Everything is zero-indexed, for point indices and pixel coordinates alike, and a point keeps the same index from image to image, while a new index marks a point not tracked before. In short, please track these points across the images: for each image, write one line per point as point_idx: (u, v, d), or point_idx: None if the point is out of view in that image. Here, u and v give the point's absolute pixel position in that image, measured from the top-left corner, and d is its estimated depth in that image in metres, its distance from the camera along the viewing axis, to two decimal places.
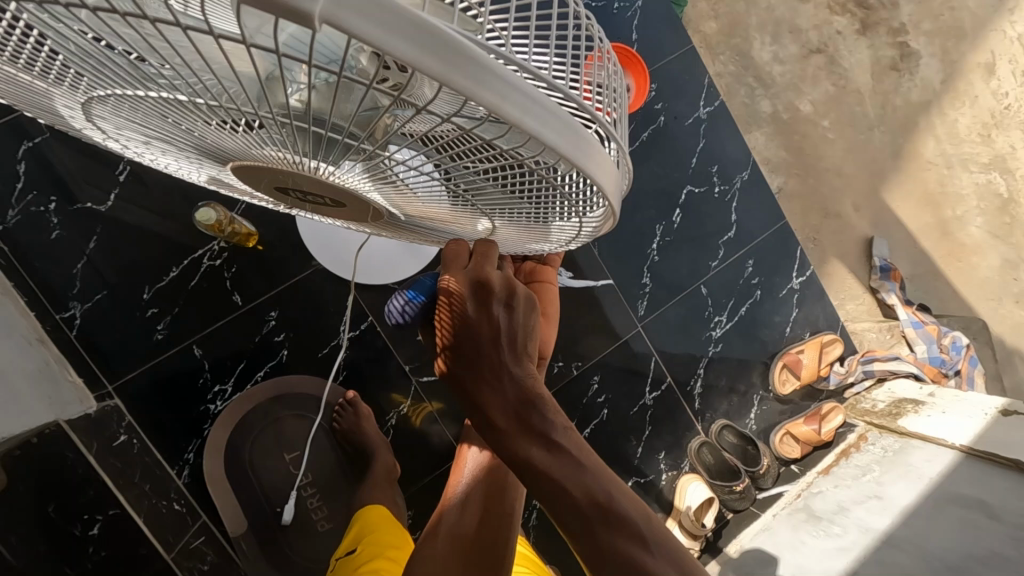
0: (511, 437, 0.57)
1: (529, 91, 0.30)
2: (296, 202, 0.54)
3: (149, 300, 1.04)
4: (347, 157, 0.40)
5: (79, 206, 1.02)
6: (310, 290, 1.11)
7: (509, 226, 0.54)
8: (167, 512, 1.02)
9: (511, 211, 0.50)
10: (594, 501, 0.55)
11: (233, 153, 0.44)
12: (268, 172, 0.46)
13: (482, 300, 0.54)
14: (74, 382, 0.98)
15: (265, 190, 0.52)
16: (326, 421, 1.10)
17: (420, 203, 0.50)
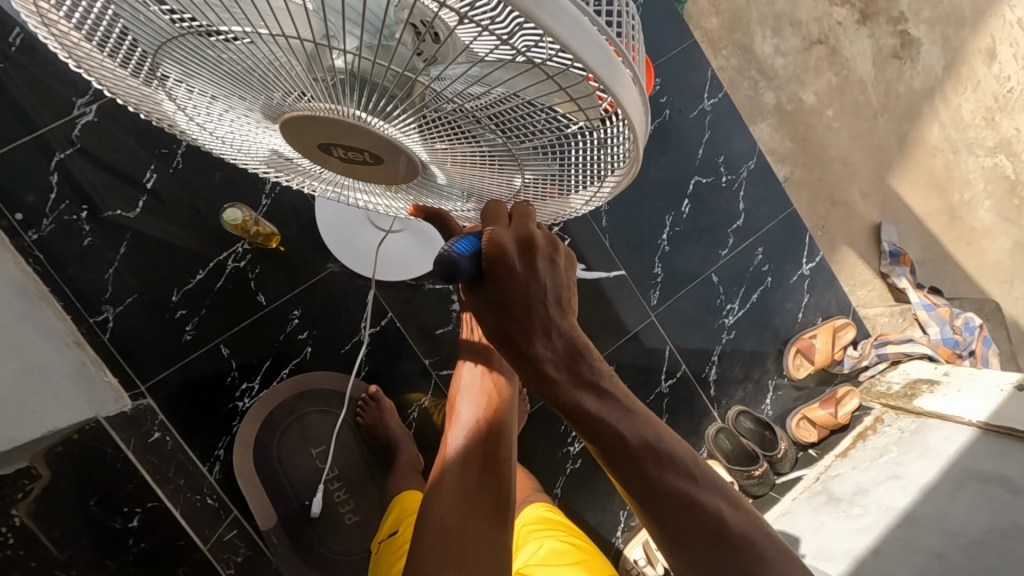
0: (565, 388, 0.62)
1: (569, 14, 0.32)
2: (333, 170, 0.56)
3: (177, 301, 1.08)
4: (393, 111, 0.42)
5: (110, 213, 1.07)
6: (332, 287, 1.14)
7: (537, 189, 0.55)
8: (202, 506, 1.04)
9: (541, 169, 0.51)
10: (644, 442, 0.61)
11: (282, 112, 0.46)
12: (313, 132, 0.47)
13: (529, 257, 0.55)
14: (110, 382, 1.01)
15: (305, 156, 0.54)
16: (350, 416, 1.14)
17: (456, 162, 0.51)
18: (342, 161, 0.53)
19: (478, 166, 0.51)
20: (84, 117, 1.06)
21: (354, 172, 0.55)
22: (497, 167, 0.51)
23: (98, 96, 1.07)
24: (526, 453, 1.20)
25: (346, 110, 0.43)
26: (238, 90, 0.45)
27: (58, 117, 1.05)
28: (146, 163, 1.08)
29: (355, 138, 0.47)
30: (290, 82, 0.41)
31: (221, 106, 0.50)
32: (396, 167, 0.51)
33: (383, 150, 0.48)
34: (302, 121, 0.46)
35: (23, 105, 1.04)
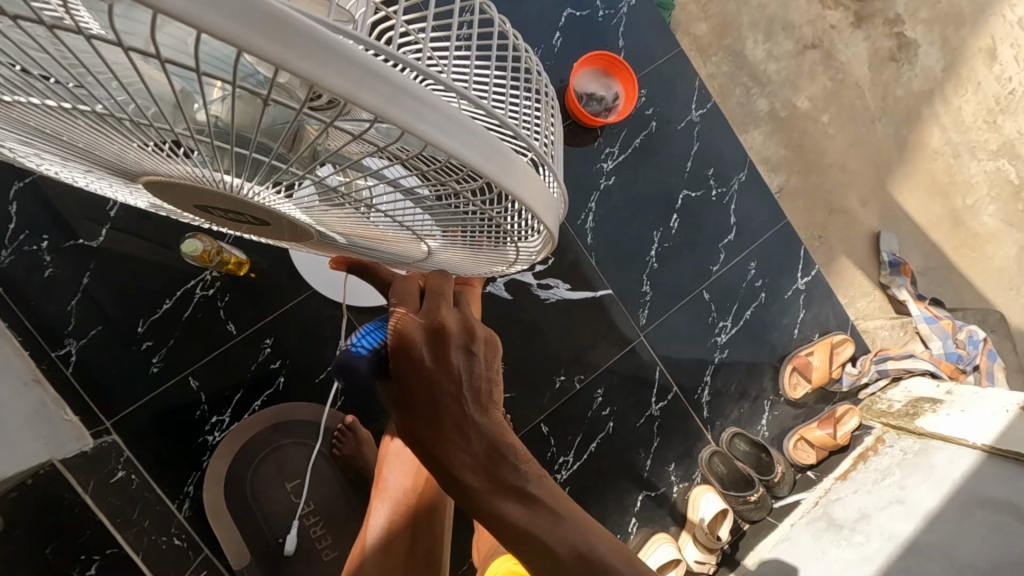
0: (484, 496, 0.56)
1: (437, 104, 0.28)
2: (228, 225, 0.50)
3: (143, 333, 1.04)
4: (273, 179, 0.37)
5: (73, 242, 1.03)
6: (305, 315, 1.10)
7: (449, 248, 0.52)
8: (167, 548, 0.98)
9: (448, 232, 0.47)
10: (578, 556, 0.55)
11: (147, 172, 0.40)
12: (189, 194, 0.42)
13: (439, 349, 0.53)
14: (71, 421, 0.96)
15: (193, 212, 0.48)
16: (326, 447, 1.09)
17: (355, 224, 0.47)
18: (231, 219, 0.47)
19: (385, 228, 0.47)
20: None
21: (252, 228, 0.50)
22: (406, 230, 0.47)
23: None
24: None
25: (215, 177, 0.37)
26: (98, 153, 0.38)
27: None
28: None
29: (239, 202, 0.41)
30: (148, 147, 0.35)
31: (87, 166, 0.43)
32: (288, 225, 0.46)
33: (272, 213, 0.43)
34: (176, 185, 0.40)
35: None
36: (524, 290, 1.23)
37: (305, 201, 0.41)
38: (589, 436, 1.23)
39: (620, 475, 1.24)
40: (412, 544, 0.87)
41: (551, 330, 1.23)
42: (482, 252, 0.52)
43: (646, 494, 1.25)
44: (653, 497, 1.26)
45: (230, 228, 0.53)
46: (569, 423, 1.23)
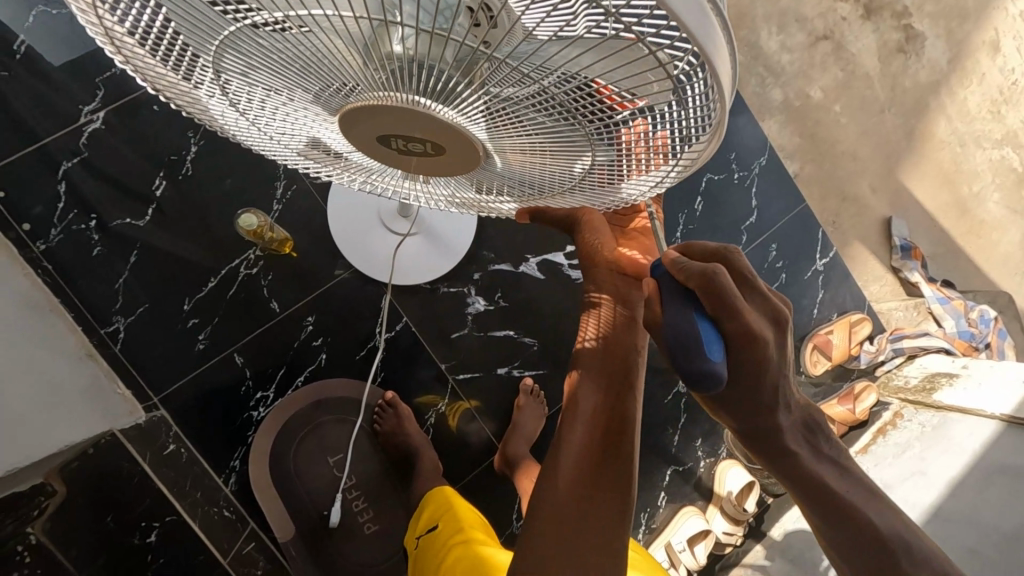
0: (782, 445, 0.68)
1: None
2: (399, 166, 0.52)
3: (189, 310, 1.06)
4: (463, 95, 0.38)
5: (119, 223, 1.05)
6: (347, 294, 1.12)
7: (609, 177, 0.50)
8: (218, 519, 1.02)
9: (618, 153, 0.45)
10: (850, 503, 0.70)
11: (347, 103, 0.43)
12: (383, 124, 0.44)
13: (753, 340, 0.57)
14: (123, 394, 0.99)
15: (367, 152, 0.51)
16: (366, 423, 1.12)
17: (521, 148, 0.46)
18: (404, 152, 0.49)
19: (534, 152, 0.46)
20: (91, 125, 1.04)
21: (413, 162, 0.52)
22: (556, 154, 0.46)
23: (106, 102, 1.05)
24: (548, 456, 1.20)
25: (403, 96, 0.40)
26: (295, 83, 0.42)
27: (64, 125, 1.03)
28: (154, 170, 1.06)
29: (420, 125, 0.43)
30: (352, 72, 0.38)
31: (276, 103, 0.47)
32: (463, 155, 0.47)
33: (448, 137, 0.44)
34: (366, 114, 0.43)
35: (28, 116, 1.02)
36: (554, 270, 1.22)
37: (476, 118, 0.41)
38: None
39: (648, 450, 1.27)
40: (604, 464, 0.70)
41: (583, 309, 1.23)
42: (624, 178, 0.50)
43: (674, 470, 1.27)
44: (680, 472, 1.28)
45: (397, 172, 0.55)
46: None
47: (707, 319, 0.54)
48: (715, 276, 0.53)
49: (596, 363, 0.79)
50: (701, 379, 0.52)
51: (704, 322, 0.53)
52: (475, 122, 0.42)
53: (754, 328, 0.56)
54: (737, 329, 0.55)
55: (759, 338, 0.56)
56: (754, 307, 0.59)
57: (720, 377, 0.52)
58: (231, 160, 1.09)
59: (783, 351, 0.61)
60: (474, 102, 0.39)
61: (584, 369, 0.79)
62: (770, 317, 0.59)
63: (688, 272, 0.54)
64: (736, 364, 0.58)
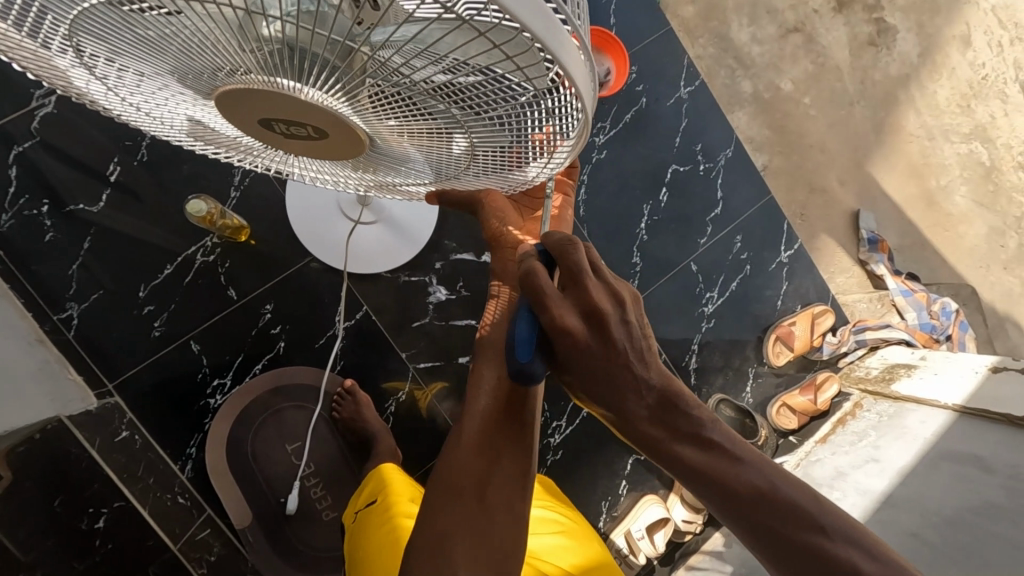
0: (663, 438, 0.64)
1: None
2: (287, 148, 0.52)
3: (144, 297, 1.05)
4: (337, 85, 0.39)
5: (75, 207, 1.04)
6: (306, 281, 1.12)
7: (490, 165, 0.52)
8: (172, 505, 1.02)
9: (493, 146, 0.47)
10: (754, 487, 0.61)
11: (219, 87, 0.43)
12: (260, 109, 0.44)
13: (596, 331, 0.59)
14: (75, 379, 0.99)
15: (257, 137, 0.51)
16: (326, 411, 1.12)
17: (401, 136, 0.47)
18: (289, 137, 0.49)
19: (423, 142, 0.48)
20: (43, 108, 1.03)
21: (302, 149, 0.51)
22: (444, 143, 0.48)
23: None
24: None
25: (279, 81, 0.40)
26: (168, 63, 0.42)
27: (16, 108, 1.02)
28: (109, 155, 1.05)
29: (302, 114, 0.43)
30: (223, 56, 0.38)
31: (153, 81, 0.46)
32: (348, 142, 0.48)
33: (334, 125, 0.45)
34: (241, 97, 0.43)
35: None
36: None
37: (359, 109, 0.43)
38: None
39: (609, 439, 1.27)
40: (503, 432, 0.68)
41: None
42: (510, 165, 0.51)
43: (635, 458, 1.28)
44: (641, 460, 1.29)
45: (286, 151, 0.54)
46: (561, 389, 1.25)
47: (529, 321, 0.58)
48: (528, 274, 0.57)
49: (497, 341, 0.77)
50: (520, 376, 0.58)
51: (520, 324, 0.58)
52: (357, 111, 0.43)
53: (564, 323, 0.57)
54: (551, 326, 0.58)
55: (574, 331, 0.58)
56: (575, 300, 0.59)
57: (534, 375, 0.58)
58: (188, 146, 1.08)
59: (613, 334, 0.60)
60: (354, 92, 0.40)
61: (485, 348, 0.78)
62: (586, 310, 0.59)
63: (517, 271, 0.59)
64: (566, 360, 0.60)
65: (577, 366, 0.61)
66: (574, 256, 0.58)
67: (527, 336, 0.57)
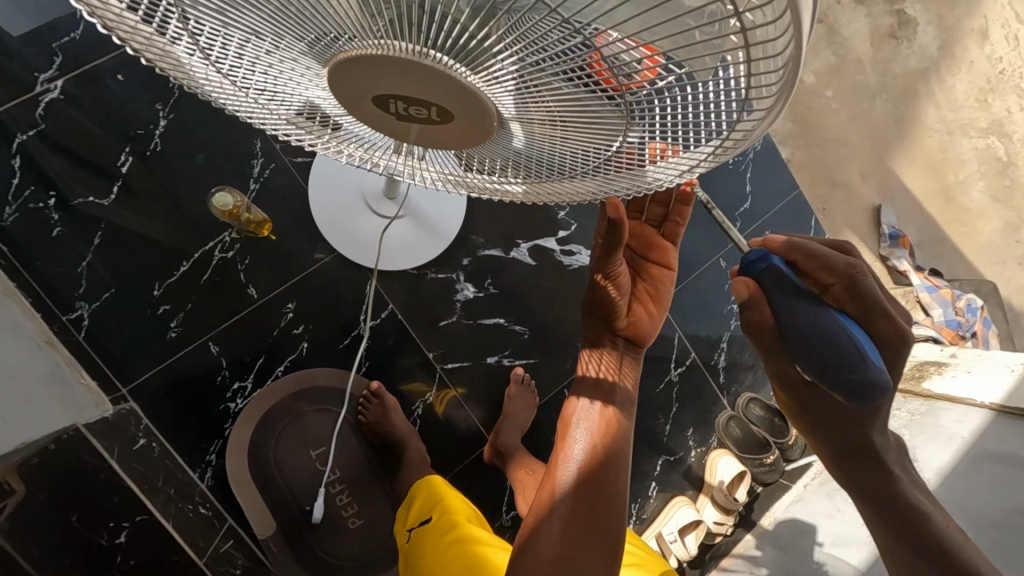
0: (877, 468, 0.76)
1: None
2: (413, 130, 0.47)
3: (159, 297, 0.99)
4: (487, 43, 0.34)
5: (82, 201, 0.97)
6: (329, 279, 1.07)
7: (644, 153, 0.45)
8: (194, 516, 0.97)
9: (659, 122, 0.41)
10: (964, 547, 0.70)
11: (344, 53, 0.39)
12: (389, 79, 0.40)
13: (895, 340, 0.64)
14: (88, 385, 0.93)
15: (356, 115, 0.47)
16: (350, 415, 1.07)
17: (547, 113, 0.41)
18: (398, 117, 0.46)
19: (561, 113, 0.41)
20: (48, 94, 0.96)
21: (409, 133, 0.48)
22: (588, 114, 0.40)
23: (65, 70, 0.96)
24: (538, 448, 1.16)
25: (404, 45, 0.36)
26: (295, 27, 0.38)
27: (20, 93, 0.95)
28: (119, 145, 0.99)
29: (426, 84, 0.39)
30: (356, 13, 0.35)
31: (257, 46, 0.42)
32: (478, 120, 0.43)
33: (469, 100, 0.40)
34: (366, 64, 0.39)
35: None
36: (546, 256, 1.17)
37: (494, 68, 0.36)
38: None
39: (638, 440, 1.24)
40: (593, 513, 0.73)
41: (577, 295, 1.18)
42: (664, 151, 0.44)
43: (664, 459, 1.26)
44: (670, 461, 1.27)
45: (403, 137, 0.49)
46: None
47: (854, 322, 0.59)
48: (853, 275, 0.60)
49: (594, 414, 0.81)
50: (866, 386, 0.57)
51: (849, 322, 0.58)
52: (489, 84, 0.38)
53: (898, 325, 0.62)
54: (883, 329, 0.62)
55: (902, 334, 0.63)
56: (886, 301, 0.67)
57: (887, 383, 0.57)
58: (204, 136, 1.02)
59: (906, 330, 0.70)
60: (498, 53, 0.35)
61: (578, 422, 0.81)
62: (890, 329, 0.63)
63: (833, 268, 0.61)
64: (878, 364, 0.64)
65: None
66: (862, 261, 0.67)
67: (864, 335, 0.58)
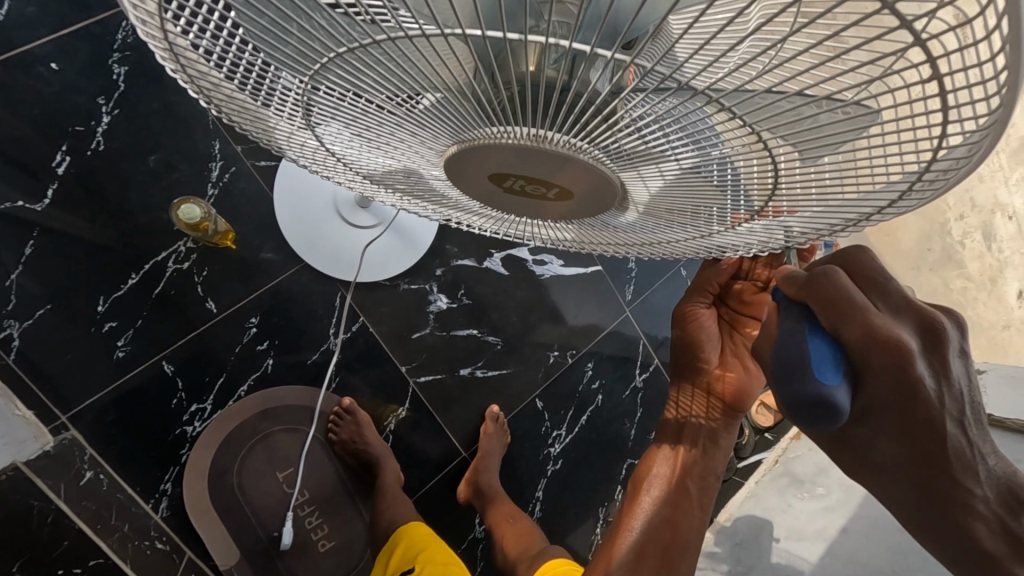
0: (973, 521, 0.49)
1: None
2: (516, 197, 0.47)
3: (104, 313, 0.90)
4: (631, 131, 0.34)
5: (11, 205, 0.86)
6: (296, 291, 1.00)
7: (756, 219, 0.45)
8: (152, 553, 0.90)
9: (775, 197, 0.41)
10: None
11: (459, 136, 0.39)
12: (498, 159, 0.40)
13: (898, 368, 0.43)
14: (23, 415, 0.84)
15: (458, 186, 0.47)
16: (321, 433, 1.01)
17: (671, 183, 0.41)
18: (508, 191, 0.46)
19: (684, 183, 0.41)
20: None
21: (515, 205, 0.49)
22: (709, 186, 0.41)
23: None
24: (510, 458, 1.16)
25: (521, 131, 0.36)
26: (403, 120, 0.39)
27: None
28: (54, 143, 0.88)
29: (540, 162, 0.39)
30: (461, 103, 0.35)
31: (347, 125, 0.42)
32: (588, 196, 0.43)
33: (574, 180, 0.41)
34: (474, 150, 0.40)
35: None
36: (518, 266, 1.16)
37: (644, 155, 0.37)
38: (580, 409, 1.21)
39: (606, 449, 1.23)
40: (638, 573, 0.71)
41: (548, 305, 1.18)
42: (774, 217, 0.44)
43: (629, 464, 1.24)
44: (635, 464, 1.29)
45: (507, 205, 0.49)
46: (560, 400, 1.19)
47: (824, 337, 0.42)
48: (830, 284, 0.43)
49: (670, 467, 0.77)
50: (812, 409, 0.40)
51: (814, 342, 0.41)
52: (606, 160, 0.38)
53: (884, 335, 0.42)
54: (863, 346, 0.42)
55: (894, 348, 0.42)
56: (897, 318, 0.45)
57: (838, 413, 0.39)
58: (153, 134, 0.92)
59: (943, 376, 0.45)
60: (624, 142, 0.36)
61: (654, 476, 0.78)
62: (887, 354, 0.42)
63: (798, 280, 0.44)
64: (883, 405, 0.45)
65: (884, 400, 0.45)
66: (881, 270, 0.46)
67: (832, 362, 0.40)
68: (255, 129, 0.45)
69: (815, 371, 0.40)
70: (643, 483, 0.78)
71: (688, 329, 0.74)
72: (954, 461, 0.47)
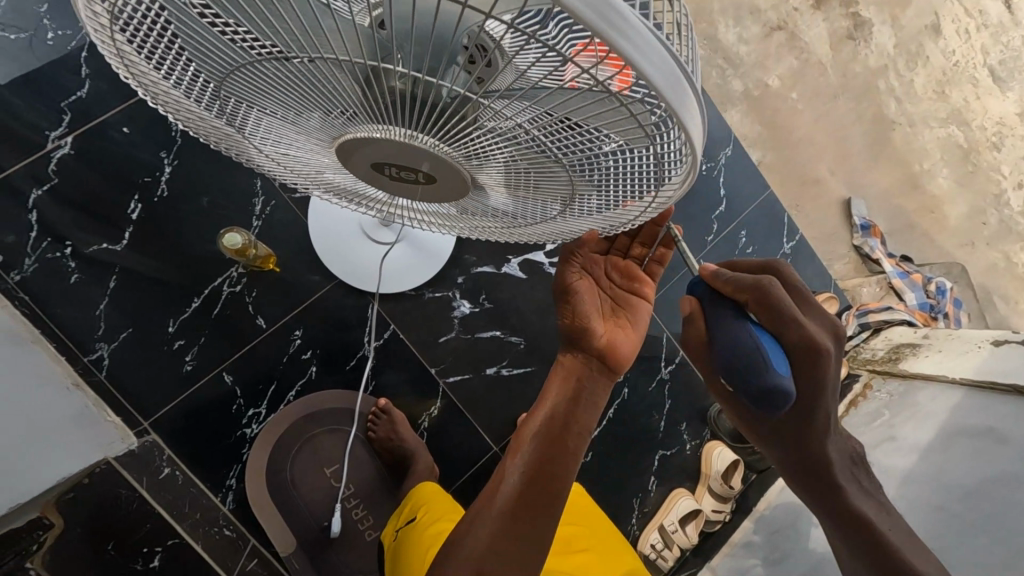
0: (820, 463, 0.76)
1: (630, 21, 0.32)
2: (396, 185, 0.58)
3: (174, 332, 1.05)
4: (456, 132, 0.44)
5: (97, 248, 1.03)
6: (333, 305, 1.13)
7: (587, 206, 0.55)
8: (220, 538, 1.03)
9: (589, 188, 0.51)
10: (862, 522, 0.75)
11: (346, 131, 0.49)
12: (379, 149, 0.50)
13: (812, 357, 0.61)
14: (114, 421, 0.99)
15: (357, 172, 0.57)
16: (361, 432, 1.12)
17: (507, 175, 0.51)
18: (391, 178, 0.56)
19: (521, 178, 0.51)
20: (60, 150, 1.02)
21: (404, 191, 0.59)
22: (535, 179, 0.51)
23: (73, 127, 1.02)
24: None
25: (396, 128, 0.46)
26: (306, 118, 0.49)
27: (29, 154, 1.01)
28: (128, 194, 1.05)
29: (406, 148, 0.48)
30: (340, 103, 0.44)
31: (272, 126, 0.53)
32: (450, 182, 0.54)
33: (436, 167, 0.50)
34: (356, 139, 0.50)
35: None
36: (536, 270, 1.24)
37: (474, 152, 0.47)
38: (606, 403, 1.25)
39: (637, 440, 1.27)
40: (517, 509, 0.70)
41: None
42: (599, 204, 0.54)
43: (662, 454, 1.29)
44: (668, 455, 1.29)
45: (397, 192, 0.60)
46: None
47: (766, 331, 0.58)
48: (770, 291, 0.60)
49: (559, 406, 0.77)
50: (771, 395, 0.54)
51: (763, 335, 0.58)
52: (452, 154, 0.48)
53: (811, 336, 0.61)
54: (796, 339, 0.60)
55: (817, 345, 0.61)
56: (818, 322, 0.64)
57: (789, 392, 0.53)
58: (206, 178, 1.08)
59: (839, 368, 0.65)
60: (461, 139, 0.45)
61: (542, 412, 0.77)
62: (809, 347, 0.61)
63: (738, 285, 0.61)
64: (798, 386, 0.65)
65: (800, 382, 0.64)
66: (800, 287, 0.66)
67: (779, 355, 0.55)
68: (202, 129, 0.56)
69: (775, 363, 0.55)
70: (530, 419, 0.77)
71: (569, 300, 0.77)
72: (821, 423, 0.71)
